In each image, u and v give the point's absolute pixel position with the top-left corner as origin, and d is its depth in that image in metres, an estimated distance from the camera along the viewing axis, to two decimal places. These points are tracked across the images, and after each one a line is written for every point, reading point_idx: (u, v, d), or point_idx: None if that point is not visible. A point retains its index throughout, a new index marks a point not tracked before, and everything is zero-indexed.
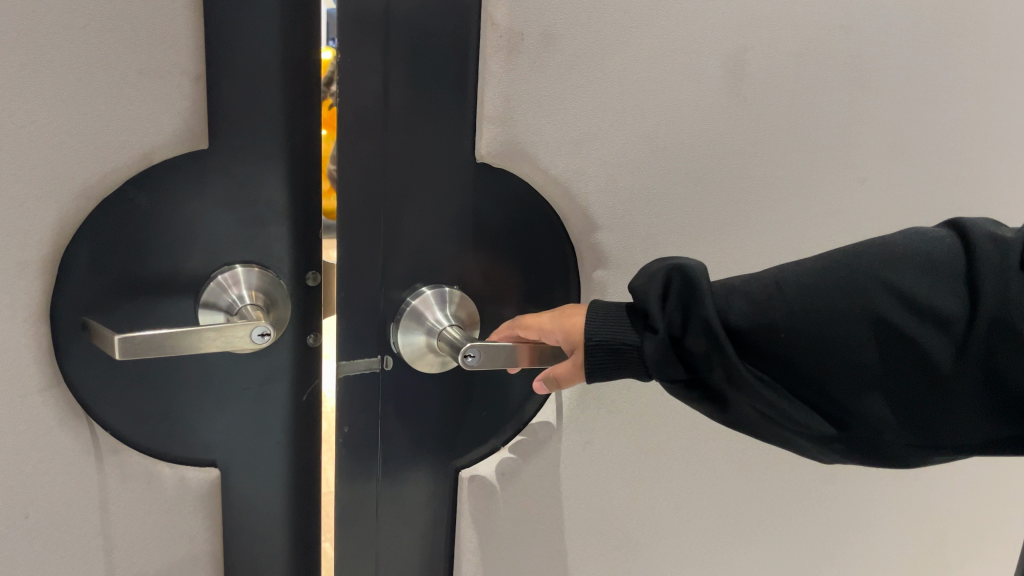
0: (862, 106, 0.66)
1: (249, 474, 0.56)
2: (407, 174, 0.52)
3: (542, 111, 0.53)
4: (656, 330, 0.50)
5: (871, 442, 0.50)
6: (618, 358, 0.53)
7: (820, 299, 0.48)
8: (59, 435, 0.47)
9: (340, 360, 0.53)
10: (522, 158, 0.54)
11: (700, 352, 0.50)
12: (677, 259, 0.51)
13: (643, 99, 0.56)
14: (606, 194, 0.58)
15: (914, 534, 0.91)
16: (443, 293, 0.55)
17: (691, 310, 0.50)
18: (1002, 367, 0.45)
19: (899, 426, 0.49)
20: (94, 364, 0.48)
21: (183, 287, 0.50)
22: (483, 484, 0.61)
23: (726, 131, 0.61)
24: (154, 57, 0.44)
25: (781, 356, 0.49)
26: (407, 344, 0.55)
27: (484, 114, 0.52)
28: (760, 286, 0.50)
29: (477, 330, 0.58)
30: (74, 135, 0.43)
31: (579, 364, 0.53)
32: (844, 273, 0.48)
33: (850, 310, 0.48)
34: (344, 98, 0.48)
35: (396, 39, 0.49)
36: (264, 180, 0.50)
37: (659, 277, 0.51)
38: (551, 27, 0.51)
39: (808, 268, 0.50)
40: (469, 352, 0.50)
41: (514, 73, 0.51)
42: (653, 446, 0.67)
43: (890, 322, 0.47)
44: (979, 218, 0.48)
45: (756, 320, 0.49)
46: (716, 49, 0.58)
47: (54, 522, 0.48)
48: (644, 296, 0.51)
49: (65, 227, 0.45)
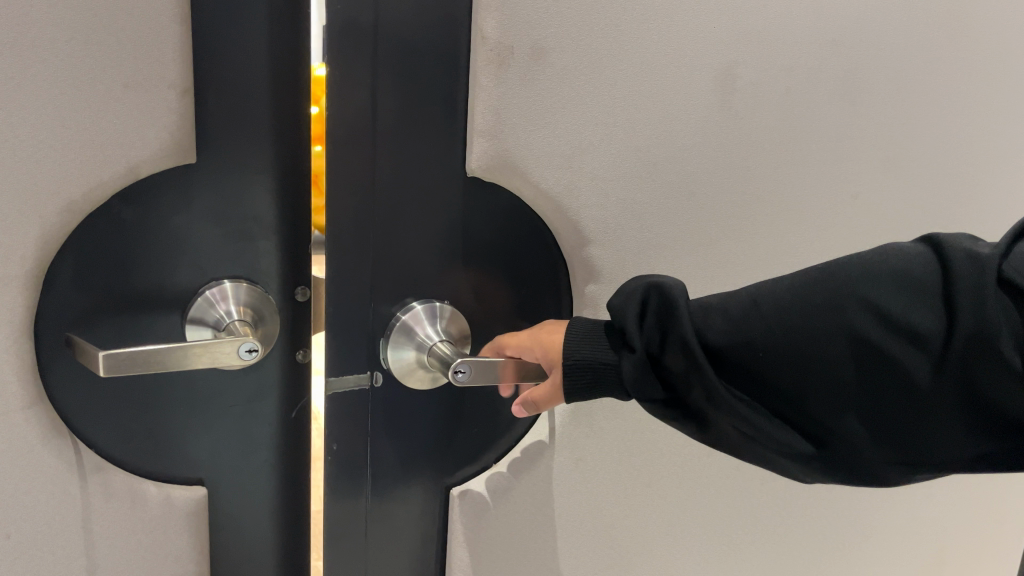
0: (853, 122, 0.66)
1: (236, 491, 0.55)
2: (396, 189, 0.52)
3: (532, 125, 0.53)
4: (634, 348, 0.50)
5: (853, 459, 0.49)
6: (596, 377, 0.52)
7: (795, 317, 0.48)
8: (41, 453, 0.46)
9: (329, 376, 0.53)
10: (512, 171, 0.53)
11: (678, 371, 0.49)
12: (656, 278, 0.51)
13: (634, 113, 0.56)
14: (599, 208, 0.57)
15: (913, 548, 0.90)
16: (434, 308, 0.55)
17: (668, 329, 0.50)
18: (980, 384, 0.45)
19: (880, 442, 0.48)
20: (77, 379, 0.48)
21: (170, 303, 0.49)
22: (472, 503, 0.60)
23: (717, 145, 0.60)
24: (140, 71, 0.43)
25: (757, 373, 0.49)
26: (396, 361, 0.54)
27: (473, 127, 0.51)
28: (738, 304, 0.50)
29: (468, 346, 0.57)
30: (58, 150, 0.42)
31: (556, 383, 0.54)
32: (818, 288, 0.48)
33: (824, 327, 0.47)
34: (333, 112, 0.48)
35: (385, 53, 0.49)
36: (252, 195, 0.50)
37: (637, 296, 0.51)
38: (541, 41, 0.51)
39: (786, 286, 0.50)
40: (459, 368, 0.50)
41: (503, 86, 0.51)
42: (646, 462, 0.67)
43: (867, 340, 0.47)
44: (955, 234, 0.47)
45: (733, 338, 0.49)
46: (706, 63, 0.58)
47: (35, 542, 0.47)
48: (621, 314, 0.51)
49: (49, 243, 0.44)
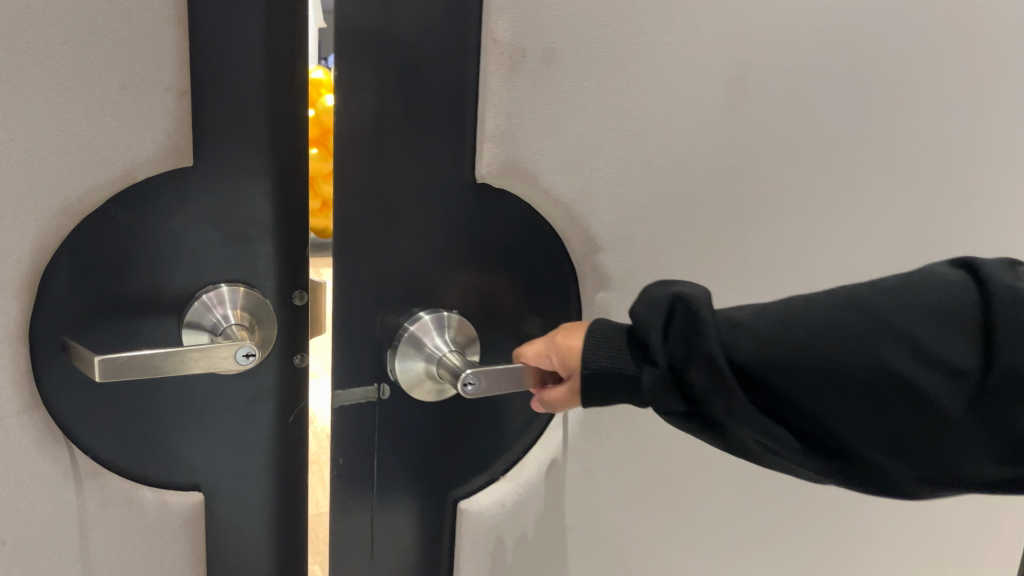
0: (862, 126, 0.65)
1: (232, 496, 0.54)
2: (402, 196, 0.51)
3: (543, 129, 0.52)
4: (656, 362, 0.49)
5: (876, 476, 0.49)
6: (612, 387, 0.51)
7: (825, 339, 0.47)
8: (37, 460, 0.46)
9: (335, 389, 0.53)
10: (522, 176, 0.53)
11: (701, 388, 0.49)
12: (680, 288, 0.50)
13: (644, 116, 0.56)
14: (606, 214, 0.57)
15: (924, 556, 0.89)
16: (441, 318, 0.54)
17: (692, 346, 0.49)
18: (1010, 415, 0.45)
19: (904, 461, 0.48)
20: (73, 383, 0.47)
21: (166, 306, 0.49)
22: (483, 516, 0.60)
23: (721, 147, 0.60)
24: (138, 73, 0.43)
25: (781, 393, 0.48)
26: (404, 371, 0.54)
27: (484, 133, 0.51)
28: (766, 323, 0.49)
29: (477, 352, 0.57)
30: (54, 152, 0.42)
31: (572, 388, 0.52)
32: (850, 312, 0.48)
33: (856, 348, 0.47)
34: (340, 118, 0.48)
35: (390, 56, 0.48)
36: (249, 198, 0.49)
37: (661, 307, 0.50)
38: (552, 43, 0.51)
39: (816, 306, 0.49)
40: (467, 381, 0.49)
41: (515, 90, 0.51)
42: (655, 472, 0.66)
43: (898, 367, 0.46)
44: (991, 261, 0.47)
45: (760, 360, 0.48)
46: (713, 64, 0.57)
47: (31, 549, 0.47)
48: (645, 326, 0.50)
49: (45, 246, 0.44)
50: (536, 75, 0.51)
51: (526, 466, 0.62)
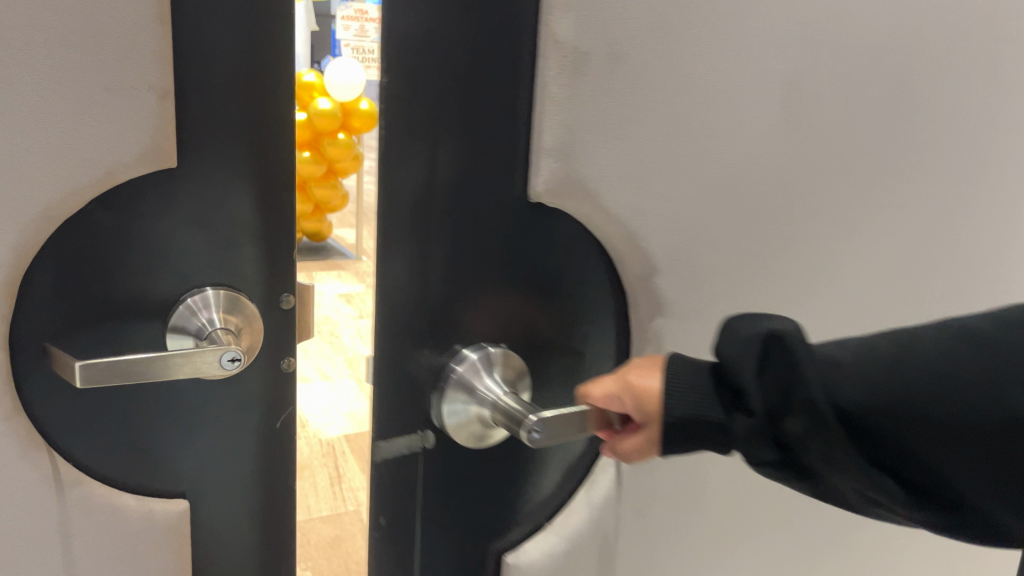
0: (858, 127, 0.66)
1: (219, 503, 0.53)
2: (459, 219, 0.51)
3: (600, 139, 0.53)
4: (752, 412, 0.48)
5: (973, 519, 0.48)
6: (695, 434, 0.50)
7: (934, 380, 0.46)
8: (19, 465, 0.45)
9: (378, 441, 0.53)
10: (577, 190, 0.54)
11: (797, 434, 0.47)
12: (775, 327, 0.48)
13: (695, 126, 0.57)
14: (668, 230, 0.59)
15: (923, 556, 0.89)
16: (488, 356, 0.53)
17: (792, 391, 0.47)
18: None
19: (1004, 503, 0.48)
20: (56, 389, 0.46)
21: (150, 311, 0.48)
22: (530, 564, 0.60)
23: (761, 157, 0.62)
24: (120, 72, 0.42)
25: (873, 432, 0.47)
26: (451, 415, 0.53)
27: (542, 147, 0.51)
28: (864, 361, 0.48)
29: (523, 387, 0.56)
30: (34, 153, 0.41)
31: (652, 436, 0.50)
32: (957, 349, 0.47)
33: (943, 382, 0.46)
34: (384, 131, 0.47)
35: (445, 73, 0.48)
36: (235, 201, 0.49)
37: (754, 349, 0.48)
38: (615, 41, 0.52)
39: (919, 344, 0.48)
40: (533, 429, 0.46)
41: (576, 99, 0.51)
42: (681, 499, 0.68)
43: (1010, 408, 0.45)
44: None
45: (864, 402, 0.47)
46: (769, 79, 0.60)
47: (11, 554, 0.46)
48: (735, 370, 0.48)
49: (27, 250, 0.43)
50: (597, 81, 0.52)
51: (573, 514, 0.62)
